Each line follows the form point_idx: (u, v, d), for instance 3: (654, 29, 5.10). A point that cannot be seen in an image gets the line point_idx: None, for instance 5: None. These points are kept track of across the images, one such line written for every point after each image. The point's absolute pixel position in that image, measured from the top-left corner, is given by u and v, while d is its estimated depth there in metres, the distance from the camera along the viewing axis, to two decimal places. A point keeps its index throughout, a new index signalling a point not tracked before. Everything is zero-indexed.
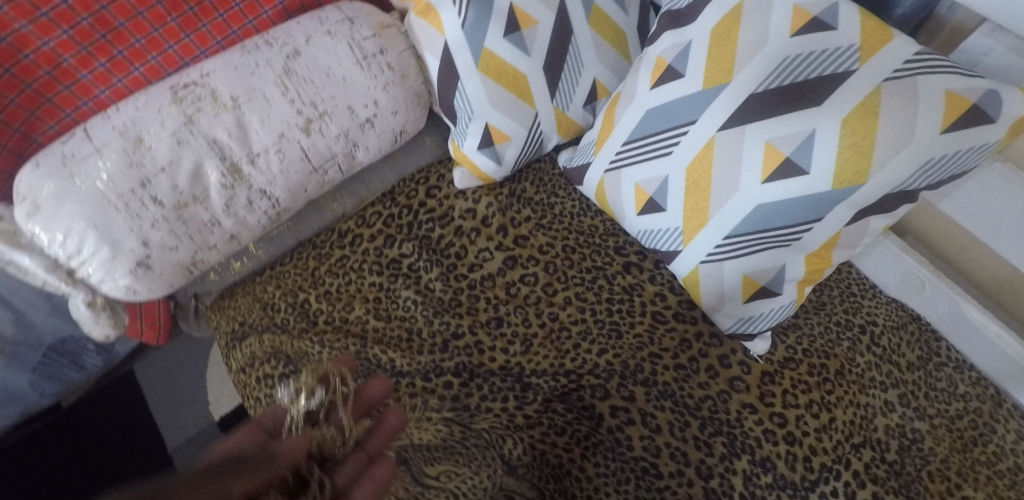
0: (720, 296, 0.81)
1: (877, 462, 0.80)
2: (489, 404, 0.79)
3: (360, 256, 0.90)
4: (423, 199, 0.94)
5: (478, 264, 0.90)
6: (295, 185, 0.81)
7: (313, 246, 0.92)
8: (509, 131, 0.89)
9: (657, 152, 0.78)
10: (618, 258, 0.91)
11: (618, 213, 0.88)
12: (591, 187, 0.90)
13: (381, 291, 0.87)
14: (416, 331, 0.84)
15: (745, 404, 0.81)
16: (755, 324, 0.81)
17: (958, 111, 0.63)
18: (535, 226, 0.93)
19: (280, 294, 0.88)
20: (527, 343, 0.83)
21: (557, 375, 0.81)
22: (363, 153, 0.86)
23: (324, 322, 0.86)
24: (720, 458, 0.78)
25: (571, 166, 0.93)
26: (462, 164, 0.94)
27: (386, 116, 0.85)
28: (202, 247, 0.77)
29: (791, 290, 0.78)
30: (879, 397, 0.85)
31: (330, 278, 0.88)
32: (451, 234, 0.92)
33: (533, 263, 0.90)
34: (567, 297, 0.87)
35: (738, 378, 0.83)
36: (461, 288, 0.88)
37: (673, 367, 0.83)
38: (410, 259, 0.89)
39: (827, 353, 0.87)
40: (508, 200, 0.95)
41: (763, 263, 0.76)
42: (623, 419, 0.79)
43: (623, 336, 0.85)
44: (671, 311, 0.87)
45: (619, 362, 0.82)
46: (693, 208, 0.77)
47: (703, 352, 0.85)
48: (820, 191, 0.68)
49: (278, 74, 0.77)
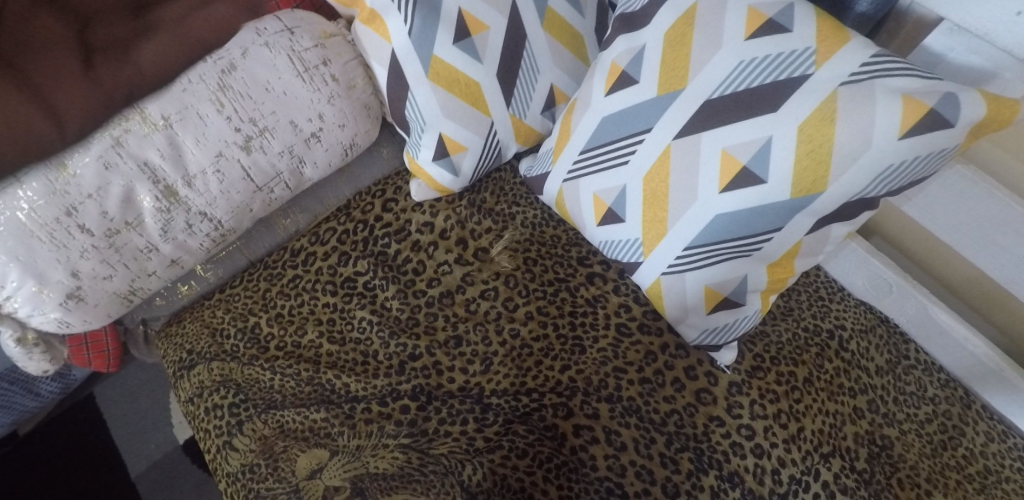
0: (683, 307, 0.78)
1: (846, 472, 0.79)
2: (448, 427, 0.77)
3: (313, 275, 0.86)
4: (380, 213, 0.91)
5: (437, 280, 0.87)
6: (240, 205, 0.79)
7: (265, 266, 0.88)
8: (464, 141, 0.86)
9: (614, 161, 0.76)
10: (581, 269, 0.89)
11: (580, 224, 0.85)
12: (552, 197, 0.88)
13: (335, 312, 0.84)
14: (371, 354, 0.81)
15: (712, 417, 0.80)
16: (720, 335, 0.79)
17: (916, 115, 0.60)
18: (495, 238, 0.90)
19: (229, 319, 0.84)
20: (487, 362, 0.81)
21: (518, 395, 0.79)
22: (310, 168, 0.83)
23: (275, 346, 0.82)
24: (686, 475, 0.76)
25: (531, 176, 0.90)
26: (418, 176, 0.91)
27: (331, 127, 0.81)
28: (140, 274, 0.75)
29: (755, 300, 0.76)
30: (848, 404, 0.84)
31: (281, 299, 0.85)
32: (408, 249, 0.88)
33: (494, 277, 0.87)
34: (528, 312, 0.84)
35: (704, 389, 0.81)
36: (418, 306, 0.85)
37: (638, 381, 0.81)
38: (365, 277, 0.86)
39: (795, 360, 0.85)
40: (467, 212, 0.91)
41: (723, 274, 0.74)
42: (587, 438, 0.77)
43: (586, 351, 0.82)
44: (636, 323, 0.85)
45: (582, 378, 0.80)
46: (652, 220, 0.74)
47: (668, 364, 0.83)
48: (779, 200, 0.66)
49: (212, 90, 0.72)
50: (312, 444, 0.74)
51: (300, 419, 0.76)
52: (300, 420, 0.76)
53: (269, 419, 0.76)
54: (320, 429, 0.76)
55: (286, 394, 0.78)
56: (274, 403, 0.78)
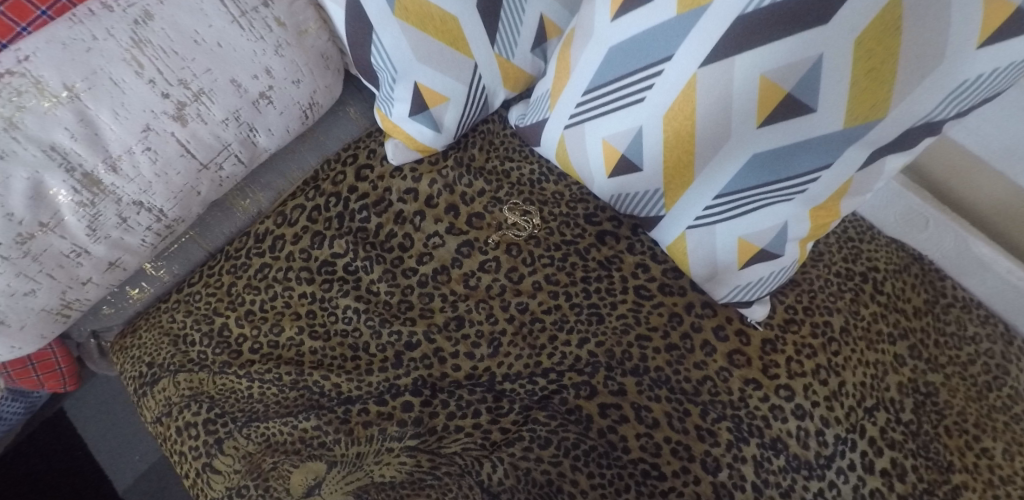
0: (711, 262, 0.69)
1: (892, 425, 0.73)
2: (458, 422, 0.67)
3: (284, 263, 0.75)
4: (354, 184, 0.79)
5: (428, 254, 0.75)
6: (184, 190, 0.66)
7: (227, 257, 0.76)
8: (443, 90, 0.74)
9: (626, 99, 0.64)
10: (590, 228, 0.78)
11: (586, 177, 0.74)
12: (552, 147, 0.76)
13: (314, 302, 0.73)
14: (361, 348, 0.71)
15: (748, 380, 0.72)
16: (752, 290, 0.70)
17: (1000, 16, 0.49)
18: (491, 200, 0.79)
19: (191, 323, 0.73)
20: (495, 343, 0.71)
21: (534, 377, 0.70)
22: (264, 137, 0.70)
23: (249, 350, 0.71)
24: (726, 447, 0.69)
25: (524, 125, 0.79)
26: (394, 135, 0.79)
27: (283, 85, 0.67)
28: (72, 285, 0.62)
29: (794, 250, 0.66)
30: (889, 352, 0.78)
31: (249, 294, 0.73)
32: (391, 222, 0.77)
33: (493, 246, 0.76)
34: (535, 282, 0.74)
35: (737, 351, 0.73)
36: (411, 287, 0.74)
37: (665, 349, 0.72)
38: (345, 259, 0.75)
39: (829, 309, 0.78)
40: (454, 174, 0.80)
41: (761, 222, 0.64)
42: (615, 418, 0.68)
43: (605, 320, 0.73)
44: (656, 284, 0.75)
45: (604, 352, 0.71)
46: (674, 167, 0.63)
47: (696, 326, 0.74)
48: (829, 132, 0.55)
49: (125, 47, 0.58)
50: (306, 456, 0.65)
51: (288, 430, 0.66)
52: (288, 432, 0.66)
53: (251, 433, 0.66)
54: (312, 439, 0.66)
55: (268, 404, 0.68)
56: (256, 415, 0.67)
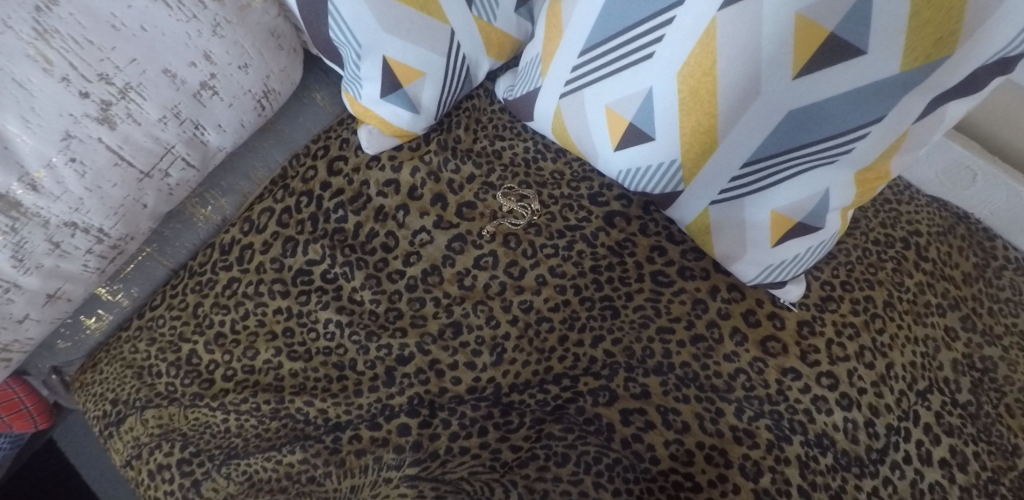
0: (739, 241, 0.60)
1: (949, 408, 0.66)
2: (463, 443, 0.59)
3: (254, 276, 0.66)
4: (326, 180, 0.70)
5: (416, 253, 0.66)
6: (125, 203, 0.57)
7: (191, 274, 0.68)
8: (417, 64, 0.64)
9: (632, 57, 0.54)
10: (596, 210, 0.69)
11: (589, 152, 0.65)
12: (547, 121, 0.66)
13: (291, 318, 0.64)
14: (348, 366, 0.62)
15: (786, 370, 0.63)
16: (786, 270, 0.61)
17: None
18: (482, 186, 0.70)
19: (155, 352, 0.65)
20: (498, 349, 0.62)
21: (545, 385, 0.62)
22: (214, 134, 0.61)
23: (222, 378, 0.63)
24: (767, 449, 0.60)
25: (513, 98, 0.70)
26: (367, 120, 0.69)
27: (227, 71, 0.58)
28: (6, 324, 0.54)
29: (835, 220, 0.57)
30: (940, 325, 0.71)
31: (217, 314, 0.65)
32: (372, 220, 0.68)
33: (488, 239, 0.67)
34: (539, 276, 0.65)
35: (771, 337, 0.64)
36: (398, 293, 0.65)
37: (690, 342, 0.63)
38: (323, 266, 0.66)
39: (869, 283, 0.70)
40: (438, 160, 0.70)
41: (797, 191, 0.54)
42: (640, 425, 0.60)
43: (620, 314, 0.64)
44: (675, 268, 0.66)
45: (621, 350, 0.63)
46: (693, 134, 0.53)
47: (723, 313, 0.65)
48: (883, 78, 0.46)
49: (27, 40, 0.46)
50: (295, 495, 0.58)
51: (272, 466, 0.59)
52: (272, 468, 0.59)
53: (232, 472, 0.59)
54: (300, 474, 0.58)
55: (247, 438, 0.60)
56: (235, 451, 0.60)
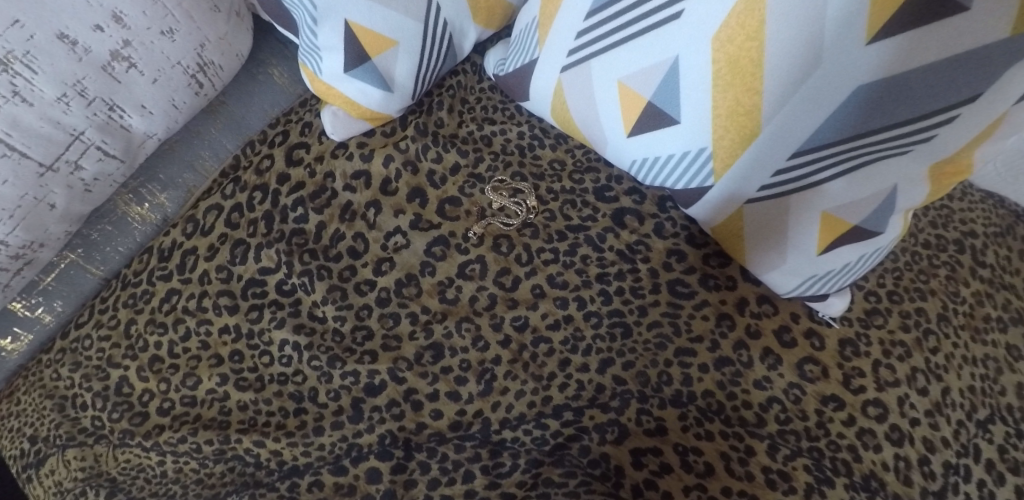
0: (777, 247, 0.49)
1: (1013, 441, 0.57)
2: (444, 490, 0.48)
3: (196, 288, 0.56)
4: (284, 171, 0.59)
5: (389, 259, 0.56)
6: (23, 203, 0.46)
7: (124, 285, 0.57)
8: (388, 31, 0.53)
9: (654, 17, 0.44)
10: (604, 207, 0.58)
11: (595, 138, 0.54)
12: (545, 100, 0.55)
13: (240, 339, 0.54)
14: (306, 397, 0.52)
15: (827, 398, 0.53)
16: (832, 282, 0.50)
17: None
18: (468, 178, 0.59)
19: (80, 380, 0.55)
20: (487, 377, 0.52)
21: (543, 419, 0.51)
22: (136, 118, 0.50)
23: (157, 411, 0.52)
24: (807, 495, 0.49)
25: (505, 74, 0.59)
26: (331, 100, 0.58)
27: (146, 38, 0.46)
28: None
29: (896, 224, 0.46)
30: (1001, 343, 0.61)
31: (152, 334, 0.55)
32: (337, 219, 0.57)
33: (476, 243, 0.56)
34: (535, 287, 0.55)
35: (809, 360, 0.54)
36: (367, 308, 0.54)
37: (715, 366, 0.53)
38: (279, 276, 0.55)
39: (920, 293, 0.60)
40: (415, 147, 0.59)
41: (854, 187, 0.44)
42: (654, 468, 0.50)
43: (631, 333, 0.54)
44: (696, 276, 0.56)
45: (633, 377, 0.53)
46: (730, 116, 0.42)
47: (753, 332, 0.54)
48: (988, 45, 0.34)
49: None
50: None
51: None
52: None
53: None
54: None
55: (186, 485, 0.50)
56: None
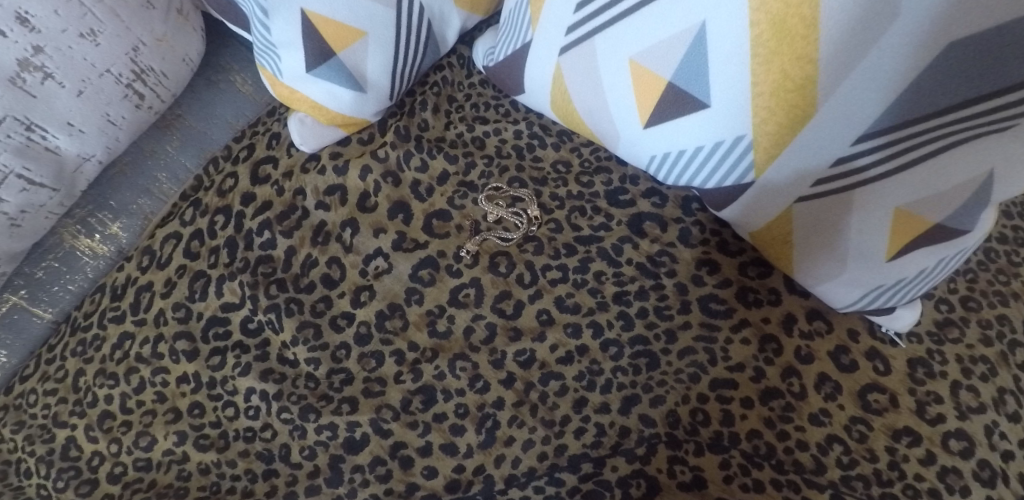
0: (835, 253, 0.40)
1: None
2: None
3: (151, 331, 0.48)
4: (249, 190, 0.51)
5: (369, 288, 0.48)
6: None
7: (73, 330, 0.50)
8: (354, 20, 0.46)
9: None
10: (618, 214, 0.50)
11: (604, 132, 0.45)
12: (543, 91, 0.47)
13: (200, 390, 0.46)
14: (278, 457, 0.44)
15: (900, 431, 0.43)
16: (905, 292, 0.41)
17: None
18: (459, 187, 0.51)
19: (22, 443, 0.47)
20: (489, 424, 0.43)
21: (557, 474, 0.43)
22: (63, 138, 0.43)
23: (108, 478, 0.45)
24: None
25: (495, 65, 0.51)
26: (296, 107, 0.51)
27: (62, 42, 0.39)
28: None
29: (987, 220, 0.37)
30: None
31: (102, 387, 0.47)
32: (308, 243, 0.49)
33: (470, 263, 0.48)
34: (542, 313, 0.46)
35: (873, 387, 0.44)
36: (345, 347, 0.46)
37: (760, 400, 0.44)
38: (244, 312, 0.48)
39: (1001, 298, 0.50)
40: (396, 154, 0.51)
41: (938, 174, 0.34)
42: None
43: (658, 364, 0.45)
44: (732, 291, 0.47)
45: (662, 417, 0.44)
46: (776, 92, 0.34)
47: (804, 356, 0.45)
48: None
49: None
50: None
51: None
52: None
53: None
54: None
55: None
56: None
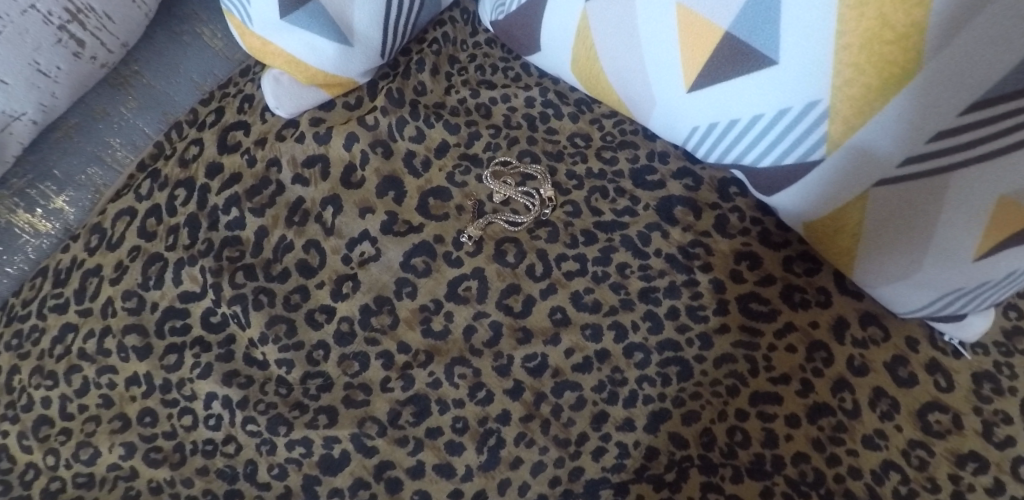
0: (910, 250, 0.33)
1: None
2: None
3: (98, 322, 0.41)
4: (215, 159, 0.44)
5: (353, 277, 0.41)
6: None
7: (8, 320, 0.42)
8: None
9: None
10: (645, 197, 0.43)
11: (636, 98, 0.38)
12: (563, 48, 0.40)
13: (153, 394, 0.39)
14: (242, 475, 0.37)
15: (966, 458, 0.37)
16: (988, 298, 0.34)
17: None
18: (460, 161, 0.44)
19: None
20: (492, 441, 0.37)
21: None
22: None
23: (41, 496, 0.38)
24: None
25: (503, 17, 0.43)
26: (270, 62, 0.43)
27: None
28: None
29: None
30: None
31: (39, 388, 0.40)
32: (283, 223, 0.42)
33: (471, 251, 0.41)
34: (556, 311, 0.40)
35: (936, 404, 0.38)
36: (324, 346, 0.39)
37: (808, 418, 0.38)
38: (207, 303, 0.41)
39: None
40: (387, 122, 0.44)
41: None
42: None
43: (691, 373, 0.38)
44: (777, 289, 0.40)
45: (695, 437, 0.37)
46: (869, 44, 0.27)
47: (858, 367, 0.39)
48: None
49: None
50: None
51: None
52: None
53: None
54: None
55: None
56: None
